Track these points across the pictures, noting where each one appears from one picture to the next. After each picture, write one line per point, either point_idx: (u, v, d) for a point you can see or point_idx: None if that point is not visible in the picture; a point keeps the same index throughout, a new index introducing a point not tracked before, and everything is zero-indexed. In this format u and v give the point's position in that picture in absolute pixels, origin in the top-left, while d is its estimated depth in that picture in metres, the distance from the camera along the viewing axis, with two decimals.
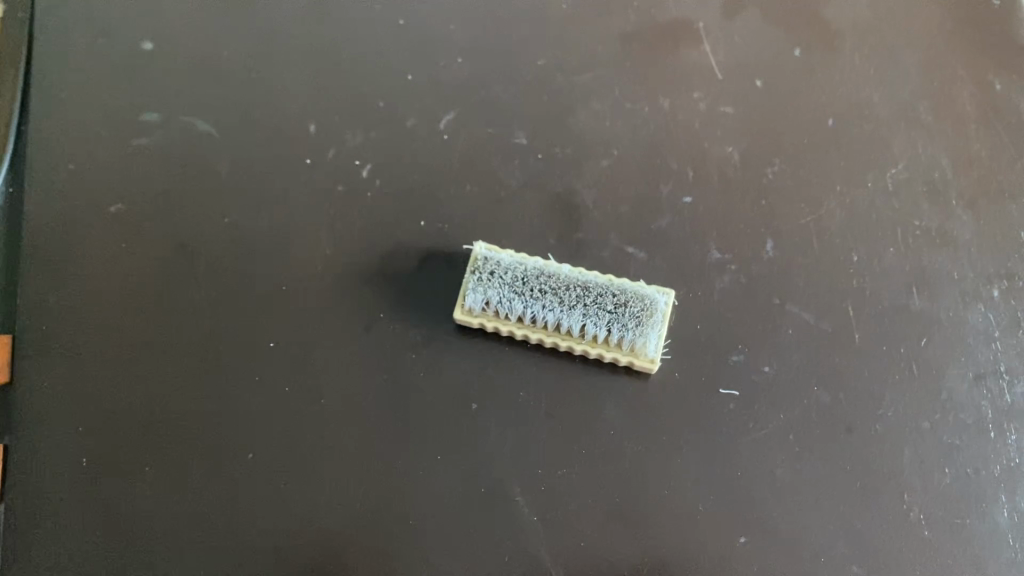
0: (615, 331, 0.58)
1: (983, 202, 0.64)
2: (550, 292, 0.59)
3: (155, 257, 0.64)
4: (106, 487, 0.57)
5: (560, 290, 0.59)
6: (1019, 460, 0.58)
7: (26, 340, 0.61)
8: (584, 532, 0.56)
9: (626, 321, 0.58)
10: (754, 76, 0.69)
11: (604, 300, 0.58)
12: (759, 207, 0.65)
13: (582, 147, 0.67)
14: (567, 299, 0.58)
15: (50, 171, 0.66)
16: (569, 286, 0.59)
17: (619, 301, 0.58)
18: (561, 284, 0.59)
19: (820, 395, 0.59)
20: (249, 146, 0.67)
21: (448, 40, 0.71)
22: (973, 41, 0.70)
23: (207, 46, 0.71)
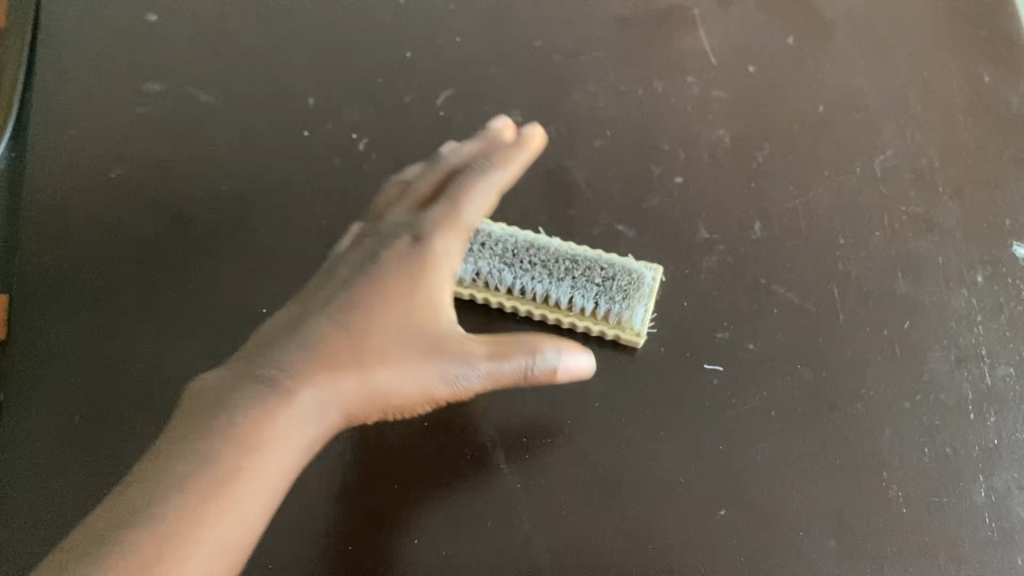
0: (603, 304, 0.59)
1: (969, 190, 0.66)
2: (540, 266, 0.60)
3: (153, 223, 0.65)
4: (94, 442, 0.57)
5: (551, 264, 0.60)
6: (998, 442, 0.58)
7: (23, 299, 0.62)
8: (566, 500, 0.56)
9: (614, 295, 0.60)
10: (747, 63, 0.72)
11: (593, 274, 0.60)
12: (748, 190, 0.66)
13: (576, 128, 0.69)
14: (556, 272, 0.60)
15: (55, 136, 0.68)
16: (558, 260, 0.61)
17: (607, 275, 0.60)
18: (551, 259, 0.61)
19: (803, 373, 0.60)
20: (251, 117, 0.69)
21: (448, 20, 0.74)
22: (962, 37, 0.72)
23: (215, 22, 0.74)
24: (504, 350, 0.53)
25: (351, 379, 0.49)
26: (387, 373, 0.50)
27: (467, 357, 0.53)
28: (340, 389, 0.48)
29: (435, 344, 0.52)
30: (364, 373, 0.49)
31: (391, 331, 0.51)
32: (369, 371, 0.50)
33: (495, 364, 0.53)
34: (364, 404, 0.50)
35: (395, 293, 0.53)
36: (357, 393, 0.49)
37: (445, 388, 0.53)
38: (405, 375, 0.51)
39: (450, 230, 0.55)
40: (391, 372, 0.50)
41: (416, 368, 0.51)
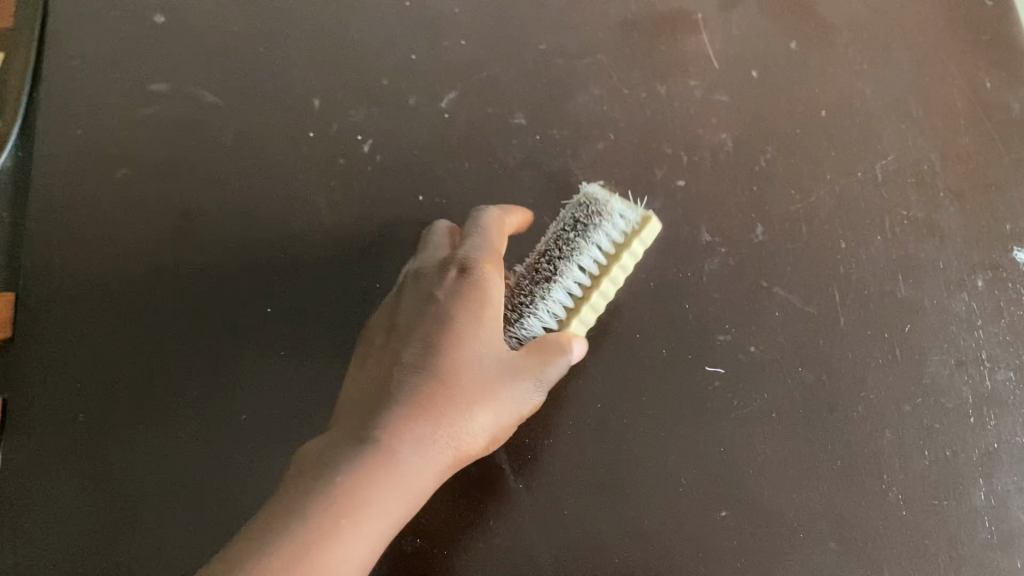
0: (600, 239, 0.59)
1: (970, 194, 0.66)
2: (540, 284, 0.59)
3: (158, 223, 0.66)
4: (100, 442, 0.58)
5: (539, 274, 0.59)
6: (998, 445, 0.58)
7: (28, 299, 0.63)
8: (567, 500, 0.57)
9: (598, 227, 0.60)
10: (750, 67, 0.72)
11: (571, 240, 0.60)
12: (750, 193, 0.67)
13: (579, 130, 0.69)
14: (546, 271, 0.59)
15: (62, 136, 0.69)
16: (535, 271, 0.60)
17: (574, 226, 0.60)
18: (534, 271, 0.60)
19: (803, 375, 0.60)
20: (257, 117, 0.70)
21: (452, 22, 0.74)
22: (963, 41, 0.72)
23: (220, 23, 0.74)
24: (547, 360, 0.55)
25: (439, 413, 0.49)
26: (467, 405, 0.51)
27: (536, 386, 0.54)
28: (425, 428, 0.49)
29: (506, 376, 0.53)
30: (444, 410, 0.50)
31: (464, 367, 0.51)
32: (458, 401, 0.50)
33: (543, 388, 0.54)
34: (461, 448, 0.50)
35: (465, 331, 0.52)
36: (454, 425, 0.50)
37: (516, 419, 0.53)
38: (486, 417, 0.52)
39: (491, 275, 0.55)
40: (472, 407, 0.51)
41: (490, 395, 0.52)
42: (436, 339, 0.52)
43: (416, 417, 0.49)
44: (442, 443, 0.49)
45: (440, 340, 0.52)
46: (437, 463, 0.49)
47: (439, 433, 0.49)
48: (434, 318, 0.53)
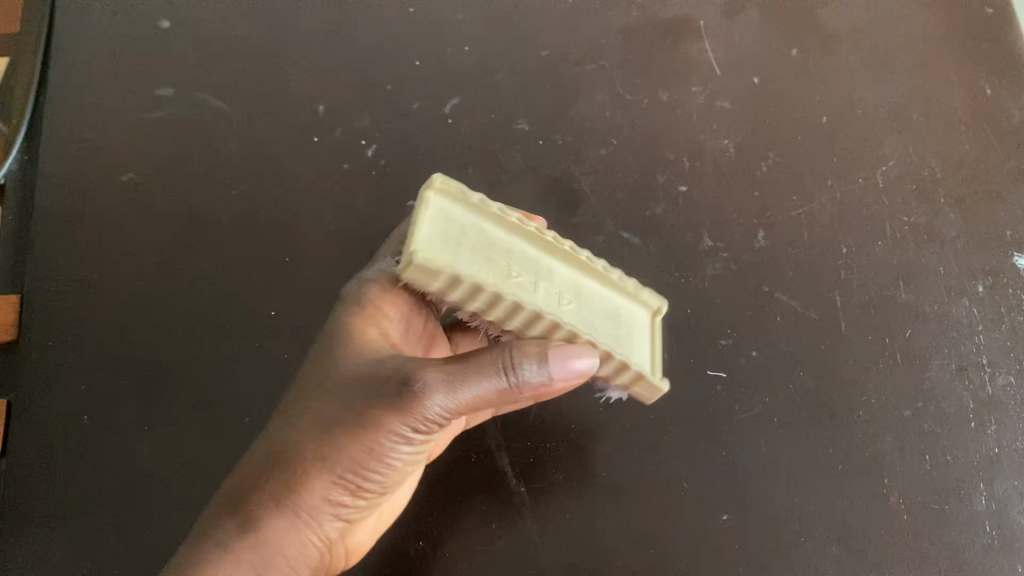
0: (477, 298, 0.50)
1: (971, 201, 0.66)
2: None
3: (162, 227, 0.66)
4: (103, 444, 0.58)
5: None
6: (999, 450, 0.59)
7: (34, 302, 0.63)
8: (570, 502, 0.57)
9: None
10: (751, 74, 0.72)
11: None
12: (752, 199, 0.67)
13: (582, 136, 0.70)
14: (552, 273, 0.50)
15: (67, 140, 0.69)
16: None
17: None
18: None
19: (805, 380, 0.61)
20: (261, 122, 0.70)
21: (456, 29, 0.75)
22: (964, 49, 0.73)
23: (225, 29, 0.75)
24: (461, 371, 0.45)
25: (308, 423, 0.48)
26: (330, 411, 0.47)
27: (415, 389, 0.45)
28: (290, 441, 0.48)
29: (388, 377, 0.46)
30: (312, 418, 0.48)
31: (332, 372, 0.49)
32: (321, 410, 0.48)
33: (450, 392, 0.44)
34: (333, 456, 0.47)
35: (338, 339, 0.51)
36: (319, 433, 0.47)
37: (410, 426, 0.45)
38: (353, 422, 0.46)
39: (371, 281, 0.54)
40: (336, 412, 0.47)
41: (357, 399, 0.47)
42: (317, 353, 0.51)
43: (285, 429, 0.49)
44: (307, 453, 0.47)
45: (318, 352, 0.51)
46: (300, 475, 0.47)
47: (302, 442, 0.47)
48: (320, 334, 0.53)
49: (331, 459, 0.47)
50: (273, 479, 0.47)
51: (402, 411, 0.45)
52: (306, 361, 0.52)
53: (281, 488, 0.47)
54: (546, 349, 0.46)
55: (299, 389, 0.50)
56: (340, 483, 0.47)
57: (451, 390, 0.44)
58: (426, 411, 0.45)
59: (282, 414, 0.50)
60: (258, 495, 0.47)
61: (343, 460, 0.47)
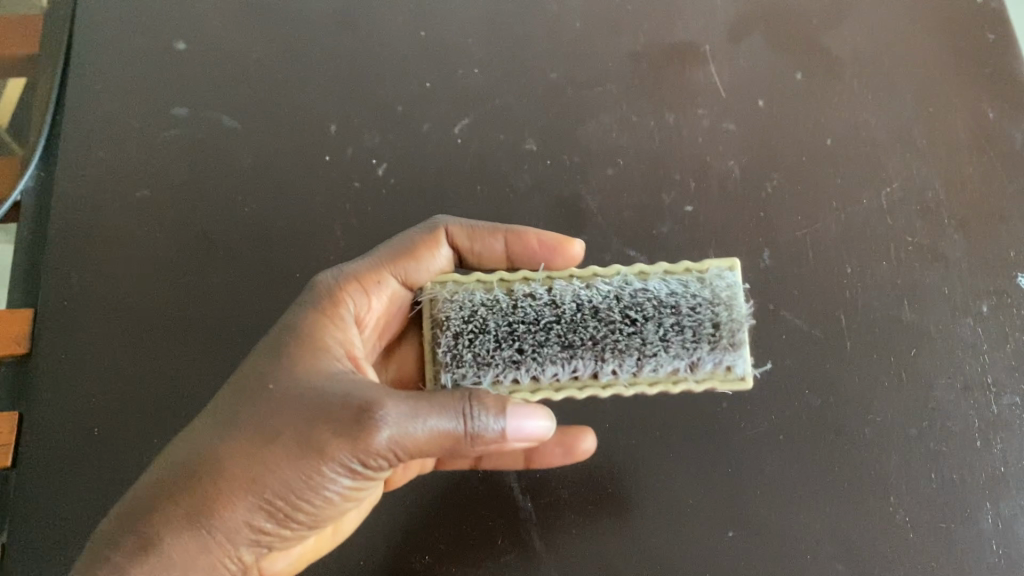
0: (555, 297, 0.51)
1: (974, 222, 0.67)
2: (608, 359, 0.49)
3: (175, 242, 0.67)
4: (113, 456, 0.59)
5: (605, 333, 0.49)
6: (1005, 469, 0.58)
7: (45, 316, 0.64)
8: (576, 519, 0.57)
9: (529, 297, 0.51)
10: (756, 97, 0.74)
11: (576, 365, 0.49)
12: (758, 219, 0.68)
13: (589, 156, 0.71)
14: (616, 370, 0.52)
15: (83, 158, 0.71)
16: (546, 301, 0.51)
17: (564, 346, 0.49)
18: (561, 306, 0.50)
19: (811, 398, 0.61)
20: (273, 141, 0.72)
21: (466, 51, 0.76)
22: (966, 73, 0.74)
23: (239, 50, 0.76)
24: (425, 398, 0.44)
25: (230, 434, 0.45)
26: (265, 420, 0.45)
27: (376, 409, 0.43)
28: (206, 452, 0.45)
29: (345, 403, 0.44)
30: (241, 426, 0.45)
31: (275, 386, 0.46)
32: (249, 419, 0.45)
33: (406, 422, 0.43)
34: (257, 478, 0.44)
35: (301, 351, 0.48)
36: (245, 441, 0.44)
37: (351, 458, 0.44)
38: (294, 437, 0.44)
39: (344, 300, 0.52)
40: (265, 422, 0.45)
41: (301, 419, 0.44)
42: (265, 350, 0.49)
43: (207, 436, 0.45)
44: (225, 463, 0.44)
45: (270, 358, 0.48)
46: (214, 489, 0.44)
47: (220, 453, 0.44)
48: (275, 339, 0.49)
49: (261, 475, 0.44)
50: (182, 495, 0.44)
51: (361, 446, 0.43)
52: (249, 365, 0.48)
53: (195, 507, 0.44)
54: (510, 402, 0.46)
55: (229, 401, 0.47)
56: (262, 510, 0.45)
57: (407, 418, 0.43)
58: (374, 442, 0.43)
59: (205, 424, 0.47)
60: (172, 503, 0.44)
61: (270, 484, 0.44)
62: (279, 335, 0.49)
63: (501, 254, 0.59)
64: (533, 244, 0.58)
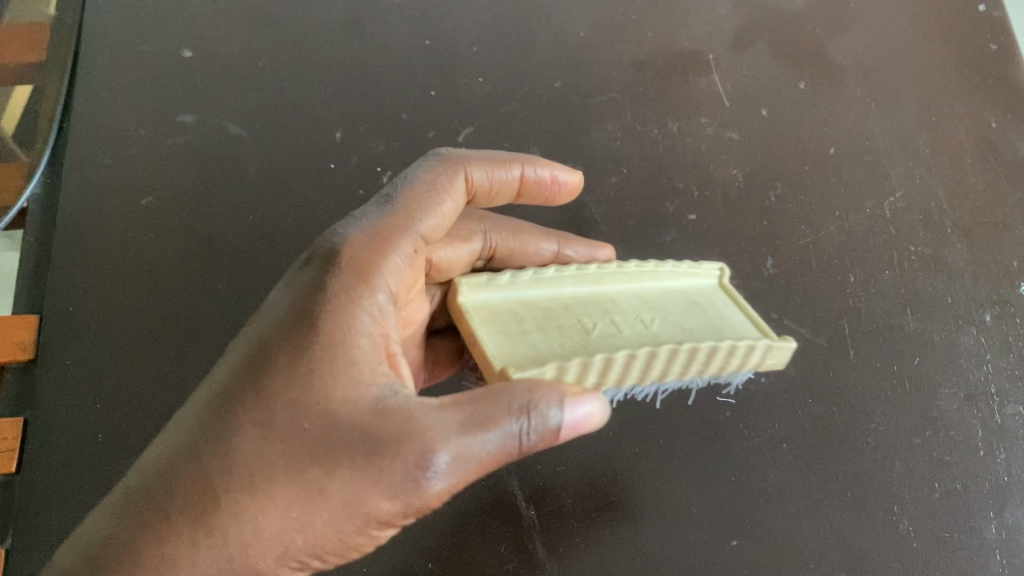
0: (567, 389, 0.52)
1: (977, 232, 0.67)
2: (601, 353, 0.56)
3: (179, 249, 0.67)
4: (116, 463, 0.59)
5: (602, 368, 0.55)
6: (1009, 478, 0.58)
7: (50, 322, 0.64)
8: (580, 527, 0.57)
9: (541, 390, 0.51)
10: (760, 107, 0.74)
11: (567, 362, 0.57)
12: (761, 227, 0.68)
13: (593, 164, 0.71)
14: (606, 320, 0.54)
15: (90, 165, 0.71)
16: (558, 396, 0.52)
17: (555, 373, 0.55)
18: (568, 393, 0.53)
19: (814, 407, 0.61)
20: (278, 149, 0.72)
21: (471, 60, 0.76)
22: (969, 83, 0.74)
23: (245, 58, 0.77)
24: (486, 413, 0.39)
25: (238, 454, 0.39)
26: (288, 449, 0.39)
27: (431, 443, 0.38)
28: (210, 475, 0.39)
29: (395, 436, 0.38)
30: (257, 453, 0.39)
31: (292, 392, 0.40)
32: (269, 444, 0.39)
33: (464, 454, 0.39)
34: (269, 516, 0.39)
35: (318, 345, 0.41)
36: (270, 475, 0.39)
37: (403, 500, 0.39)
38: (323, 465, 0.38)
39: (359, 279, 0.44)
40: (292, 455, 0.39)
41: (333, 442, 0.39)
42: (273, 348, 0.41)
43: (207, 454, 0.40)
44: (238, 497, 0.39)
45: (284, 354, 0.41)
46: (217, 527, 0.39)
47: (226, 487, 0.39)
48: (286, 326, 0.42)
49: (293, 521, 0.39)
50: (185, 538, 0.38)
51: (412, 489, 0.38)
52: (253, 362, 0.41)
53: (205, 545, 0.39)
54: (560, 388, 0.41)
55: (227, 406, 0.41)
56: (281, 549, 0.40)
57: (461, 450, 0.39)
58: (430, 481, 0.38)
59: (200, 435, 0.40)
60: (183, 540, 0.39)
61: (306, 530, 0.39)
62: (285, 321, 0.42)
63: (515, 189, 0.57)
64: (544, 184, 0.58)
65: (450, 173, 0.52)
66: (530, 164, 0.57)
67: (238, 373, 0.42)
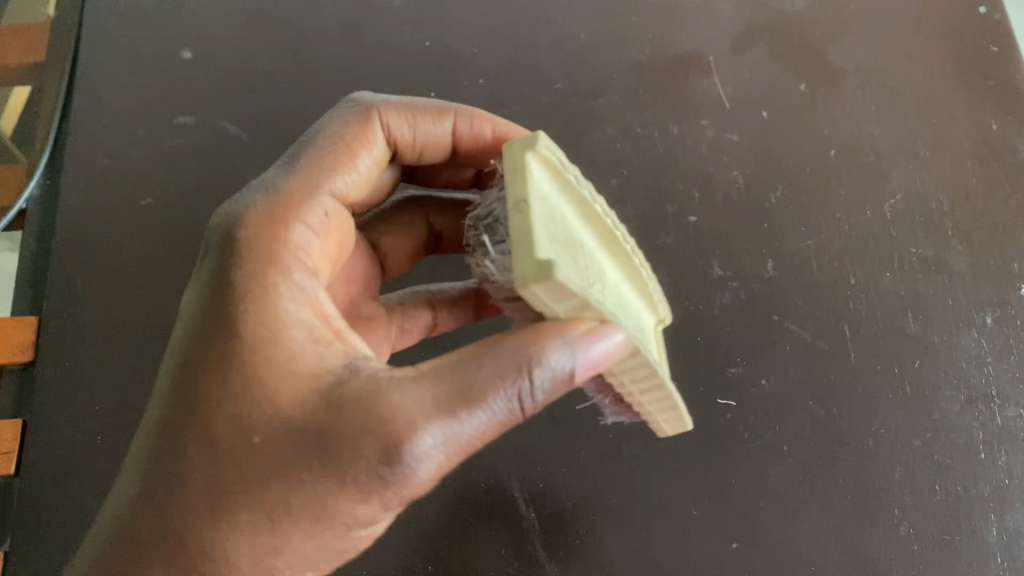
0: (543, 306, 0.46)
1: (978, 234, 0.67)
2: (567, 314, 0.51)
3: (178, 250, 0.67)
4: (115, 465, 0.59)
5: None
6: (1010, 481, 0.58)
7: (48, 324, 0.64)
8: (580, 530, 0.57)
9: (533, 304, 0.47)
10: (760, 109, 0.74)
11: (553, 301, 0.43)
12: (762, 230, 0.68)
13: (593, 167, 0.71)
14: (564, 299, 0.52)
15: (90, 167, 0.71)
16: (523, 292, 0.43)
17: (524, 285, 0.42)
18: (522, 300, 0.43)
19: (814, 409, 0.61)
20: (278, 150, 0.72)
21: (471, 62, 0.76)
22: (969, 85, 0.74)
23: (245, 60, 0.76)
24: (456, 392, 0.39)
25: (200, 483, 0.40)
26: (254, 453, 0.39)
27: (401, 430, 0.38)
28: (182, 493, 0.40)
29: (355, 428, 0.38)
30: (228, 462, 0.40)
31: (231, 405, 0.40)
32: (234, 453, 0.40)
33: (447, 438, 0.39)
34: (243, 536, 0.39)
35: (241, 348, 0.41)
36: (241, 491, 0.39)
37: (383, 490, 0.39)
38: (281, 476, 0.39)
39: (275, 263, 0.43)
40: (260, 461, 0.39)
41: (288, 448, 0.39)
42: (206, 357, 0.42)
43: (170, 484, 0.40)
44: (212, 515, 0.39)
45: (213, 367, 0.41)
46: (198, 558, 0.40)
47: (195, 516, 0.40)
48: (210, 334, 0.42)
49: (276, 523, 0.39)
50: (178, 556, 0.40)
51: (381, 484, 0.38)
52: (192, 374, 0.42)
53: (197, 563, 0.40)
54: (573, 334, 0.40)
55: (179, 425, 0.41)
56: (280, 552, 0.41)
57: (439, 428, 0.38)
58: (412, 464, 0.38)
59: (155, 469, 0.41)
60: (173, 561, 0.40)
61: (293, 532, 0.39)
62: (206, 329, 0.42)
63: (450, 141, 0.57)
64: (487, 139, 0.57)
65: (364, 128, 0.52)
66: (463, 116, 0.56)
67: (179, 386, 0.42)
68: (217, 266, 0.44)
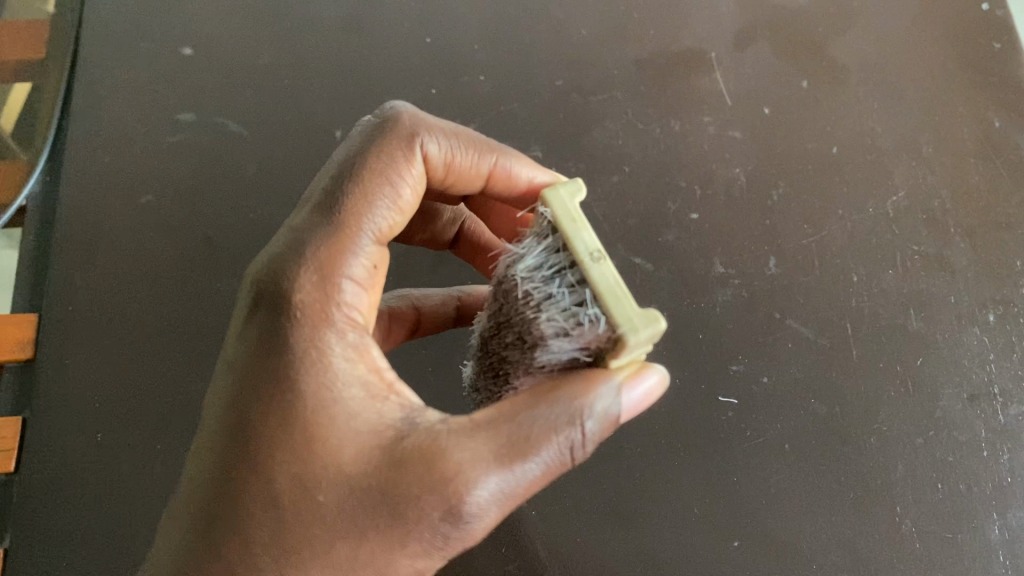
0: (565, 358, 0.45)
1: (981, 231, 0.67)
2: None
3: (178, 247, 0.67)
4: (116, 463, 0.59)
5: None
6: (1012, 479, 0.58)
7: (48, 320, 0.64)
8: (581, 528, 0.57)
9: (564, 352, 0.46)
10: (762, 106, 0.74)
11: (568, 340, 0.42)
12: (763, 227, 0.68)
13: (594, 164, 0.71)
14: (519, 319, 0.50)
15: (89, 163, 0.71)
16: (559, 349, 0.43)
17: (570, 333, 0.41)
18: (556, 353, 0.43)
19: (816, 407, 0.61)
20: (278, 147, 0.72)
21: (472, 58, 0.76)
22: (971, 82, 0.73)
23: (245, 56, 0.76)
24: (511, 445, 0.39)
25: (256, 532, 0.39)
26: (311, 506, 0.39)
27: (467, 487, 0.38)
28: (233, 541, 0.39)
29: (419, 484, 0.38)
30: (283, 517, 0.39)
31: (294, 466, 0.40)
32: (291, 505, 0.39)
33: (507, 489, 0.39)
34: None
35: (300, 408, 0.40)
36: (299, 541, 0.39)
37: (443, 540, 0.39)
38: (346, 531, 0.39)
39: (320, 319, 0.42)
40: (320, 513, 0.39)
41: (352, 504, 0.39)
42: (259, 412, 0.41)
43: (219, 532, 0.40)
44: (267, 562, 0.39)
45: (274, 424, 0.40)
46: None
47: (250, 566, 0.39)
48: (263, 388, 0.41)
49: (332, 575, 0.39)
50: None
51: (442, 537, 0.39)
52: (243, 425, 0.41)
53: None
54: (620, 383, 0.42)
55: (231, 476, 0.40)
56: None
57: (501, 480, 0.39)
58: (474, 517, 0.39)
59: (202, 517, 0.40)
60: None
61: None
62: (257, 387, 0.41)
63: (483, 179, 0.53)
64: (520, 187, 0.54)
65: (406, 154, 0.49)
66: (506, 155, 0.53)
67: (228, 438, 0.41)
68: (268, 325, 0.43)
